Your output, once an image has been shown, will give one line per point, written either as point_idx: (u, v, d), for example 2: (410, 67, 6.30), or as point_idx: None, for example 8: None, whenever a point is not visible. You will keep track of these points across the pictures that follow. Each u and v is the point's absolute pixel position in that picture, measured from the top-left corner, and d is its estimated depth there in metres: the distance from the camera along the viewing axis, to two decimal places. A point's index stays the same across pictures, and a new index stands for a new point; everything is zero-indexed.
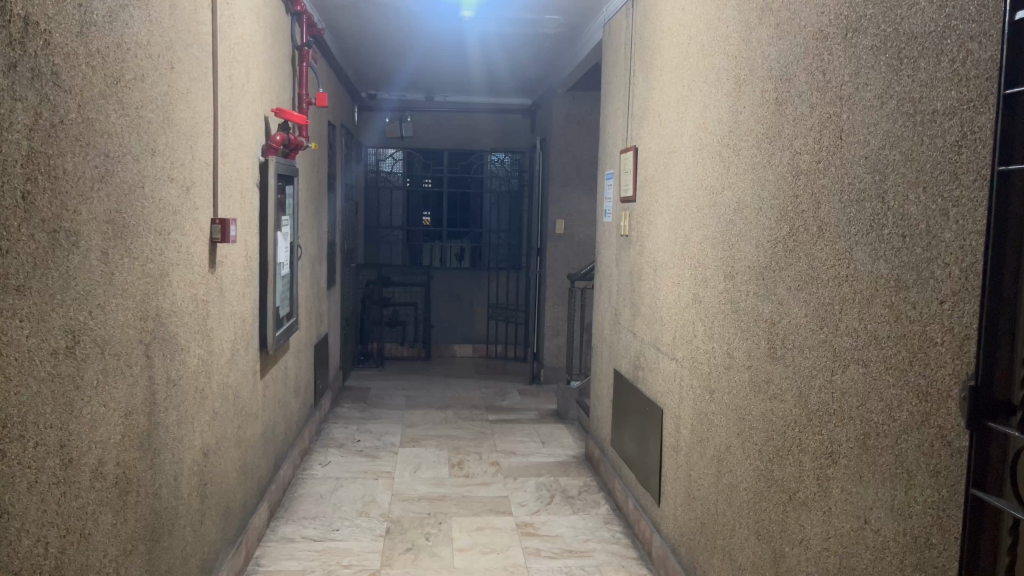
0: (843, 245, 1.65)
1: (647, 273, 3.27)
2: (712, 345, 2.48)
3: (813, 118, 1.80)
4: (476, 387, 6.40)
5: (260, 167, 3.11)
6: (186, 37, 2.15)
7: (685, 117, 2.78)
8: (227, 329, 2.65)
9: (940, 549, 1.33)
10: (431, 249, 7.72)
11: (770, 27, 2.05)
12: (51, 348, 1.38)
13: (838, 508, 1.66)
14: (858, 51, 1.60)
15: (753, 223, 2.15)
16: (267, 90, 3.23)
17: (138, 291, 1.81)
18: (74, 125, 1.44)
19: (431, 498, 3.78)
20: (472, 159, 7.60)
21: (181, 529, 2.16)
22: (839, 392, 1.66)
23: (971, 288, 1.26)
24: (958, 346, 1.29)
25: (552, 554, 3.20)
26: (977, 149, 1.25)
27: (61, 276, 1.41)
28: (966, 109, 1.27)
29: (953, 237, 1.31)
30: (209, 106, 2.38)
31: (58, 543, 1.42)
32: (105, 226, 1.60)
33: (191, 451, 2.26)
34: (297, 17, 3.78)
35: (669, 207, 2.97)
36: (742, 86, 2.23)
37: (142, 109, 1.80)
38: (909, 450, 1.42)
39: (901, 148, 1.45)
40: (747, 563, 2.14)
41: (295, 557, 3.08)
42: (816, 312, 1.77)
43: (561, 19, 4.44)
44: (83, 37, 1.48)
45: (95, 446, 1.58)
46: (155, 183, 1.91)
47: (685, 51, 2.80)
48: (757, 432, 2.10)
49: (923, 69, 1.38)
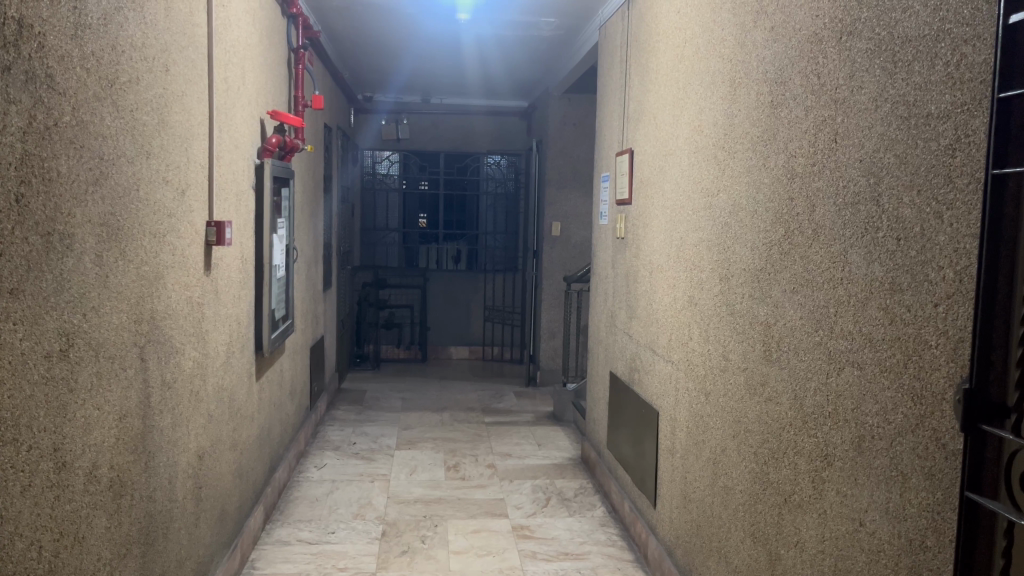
0: (838, 248, 1.65)
1: (643, 276, 3.27)
2: (708, 348, 2.48)
3: (807, 121, 1.80)
4: (472, 389, 6.39)
5: (255, 169, 3.11)
6: (182, 39, 2.15)
7: (681, 119, 2.78)
8: (223, 332, 2.64)
9: (935, 552, 1.33)
10: (427, 251, 7.76)
11: (765, 30, 2.06)
12: (45, 352, 1.38)
13: (833, 510, 1.67)
14: (852, 55, 1.61)
15: (749, 226, 2.15)
16: (262, 92, 3.23)
17: (133, 293, 1.80)
18: (68, 128, 1.44)
19: (427, 501, 3.78)
20: (469, 161, 7.63)
21: (176, 532, 2.16)
22: (833, 394, 1.67)
23: (965, 291, 1.26)
24: (951, 349, 1.30)
25: (548, 557, 3.20)
26: (972, 153, 1.25)
27: (55, 278, 1.41)
28: (961, 112, 1.27)
29: (947, 240, 1.31)
30: (205, 108, 2.37)
31: (52, 547, 1.41)
32: (99, 229, 1.60)
33: (186, 454, 2.25)
34: (293, 20, 3.78)
35: (665, 209, 2.97)
36: (738, 89, 2.23)
37: (137, 111, 1.80)
38: (903, 453, 1.42)
39: (895, 151, 1.45)
40: (743, 565, 2.14)
41: (291, 560, 3.07)
42: (811, 314, 1.77)
43: (556, 21, 4.45)
44: (77, 39, 1.47)
45: (89, 450, 1.57)
46: (150, 186, 1.90)
47: (680, 53, 2.81)
48: (752, 434, 2.11)
49: (917, 72, 1.39)
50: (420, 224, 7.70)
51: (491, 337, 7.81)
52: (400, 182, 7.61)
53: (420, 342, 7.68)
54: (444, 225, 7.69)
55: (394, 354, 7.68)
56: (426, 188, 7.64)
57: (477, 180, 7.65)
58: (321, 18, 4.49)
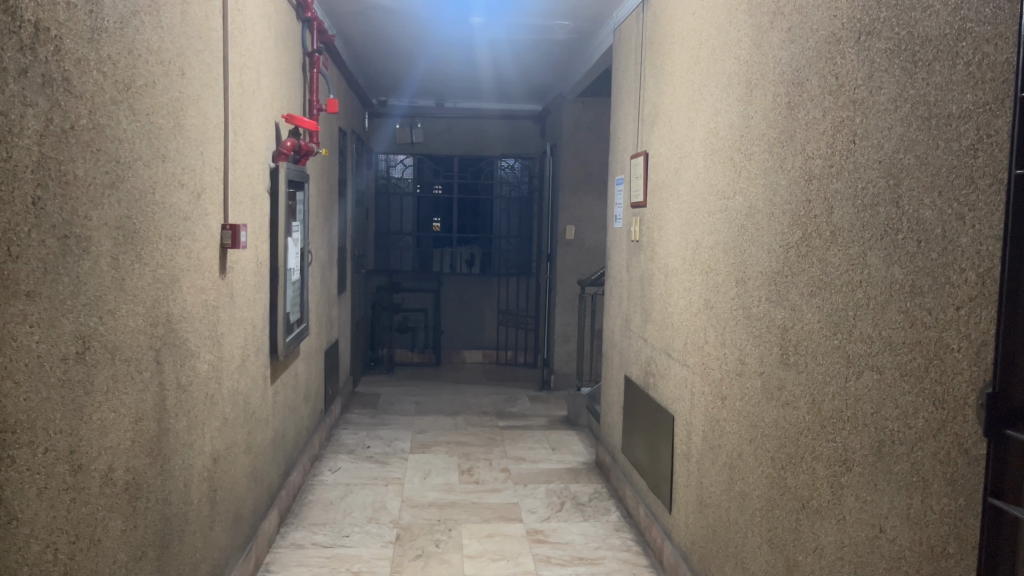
0: (857, 250, 1.63)
1: (658, 278, 3.25)
2: (724, 352, 2.46)
3: (825, 122, 1.78)
4: (487, 393, 6.38)
5: (271, 173, 3.12)
6: (198, 42, 2.16)
7: (696, 121, 2.77)
8: (238, 334, 2.66)
9: (957, 559, 1.31)
10: (441, 255, 7.76)
11: (781, 31, 2.05)
12: (62, 354, 1.39)
13: (852, 516, 1.64)
14: (871, 55, 1.59)
15: (765, 228, 2.14)
16: (278, 97, 3.24)
17: (149, 296, 1.81)
18: (85, 131, 1.45)
19: (441, 505, 3.77)
20: (483, 165, 7.62)
21: (191, 535, 2.16)
22: (852, 399, 1.65)
23: (989, 293, 1.24)
24: (975, 353, 1.27)
25: (562, 562, 3.18)
26: (994, 153, 1.23)
27: (71, 281, 1.42)
28: (983, 112, 1.26)
29: (969, 242, 1.29)
30: (220, 111, 2.38)
31: (69, 550, 1.42)
32: (116, 232, 1.61)
33: (202, 457, 2.26)
34: (308, 24, 3.79)
35: (680, 211, 2.95)
36: (753, 91, 2.23)
37: (153, 114, 1.80)
38: (925, 459, 1.40)
39: (915, 152, 1.43)
40: (759, 570, 2.12)
41: (306, 563, 3.07)
42: (829, 317, 1.75)
43: (571, 24, 4.43)
44: (94, 43, 1.48)
45: (106, 452, 1.58)
46: (167, 189, 1.91)
47: (695, 56, 2.80)
48: (769, 439, 2.09)
49: (938, 72, 1.37)
50: (434, 227, 7.70)
51: (505, 341, 7.79)
52: (414, 187, 7.61)
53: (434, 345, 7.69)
54: (457, 228, 7.69)
55: (408, 357, 7.70)
56: (440, 193, 7.64)
57: (490, 184, 7.64)
58: (335, 23, 4.51)
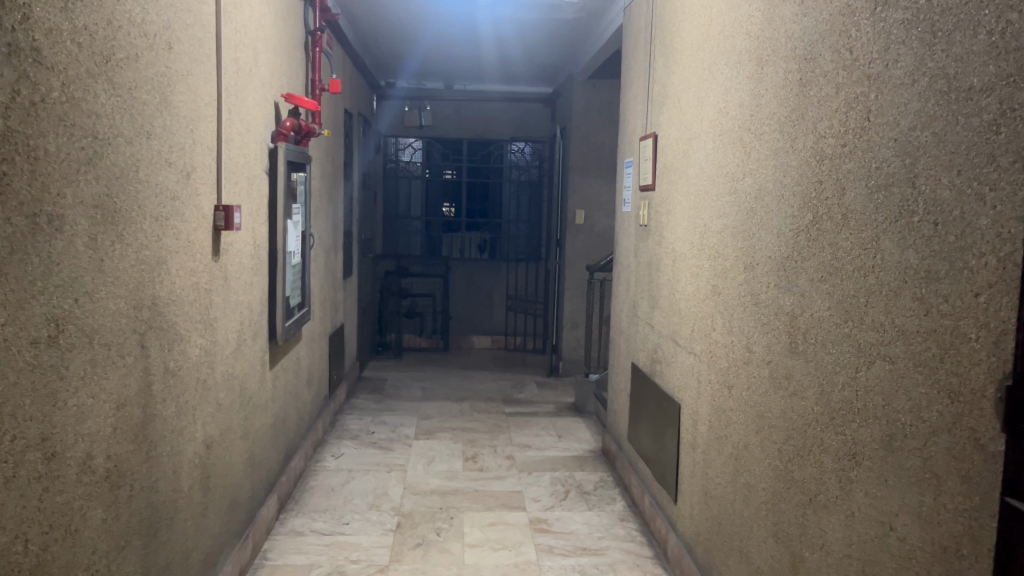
0: (870, 234, 1.55)
1: (666, 264, 3.17)
2: (731, 339, 2.39)
3: (838, 98, 1.69)
4: (494, 379, 6.32)
5: (270, 153, 3.06)
6: (187, 16, 2.09)
7: (706, 98, 2.67)
8: (234, 318, 2.61)
9: (971, 561, 1.23)
10: (451, 240, 7.68)
11: (794, 3, 1.95)
12: (31, 338, 1.33)
13: (861, 512, 1.57)
14: (888, 26, 1.50)
15: (775, 210, 2.05)
16: (276, 75, 3.17)
17: (133, 278, 1.75)
18: (57, 105, 1.38)
19: (444, 492, 3.73)
20: (492, 149, 7.53)
21: (181, 522, 2.11)
22: (863, 390, 1.56)
23: (1009, 279, 1.16)
24: (993, 344, 1.19)
25: (564, 552, 3.12)
26: (1018, 128, 1.14)
27: (43, 262, 1.36)
28: (1005, 84, 1.17)
29: (989, 224, 1.20)
30: (213, 89, 2.31)
31: (40, 541, 1.37)
32: (93, 212, 1.54)
33: (193, 443, 2.20)
34: (310, 2, 3.72)
35: (688, 195, 2.87)
36: (764, 68, 2.13)
37: (136, 90, 1.74)
38: (939, 454, 1.32)
39: (933, 129, 1.34)
40: (764, 566, 2.05)
41: (304, 551, 3.04)
42: (839, 303, 1.67)
43: (580, 3, 4.33)
44: (67, 12, 1.41)
45: (84, 439, 1.52)
46: (152, 167, 1.85)
47: (705, 33, 2.70)
48: (777, 430, 2.01)
49: (957, 43, 1.28)
50: (444, 212, 7.62)
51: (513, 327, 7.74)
52: (422, 170, 7.51)
53: (441, 331, 7.65)
54: (467, 213, 7.61)
55: (416, 343, 7.69)
56: (449, 177, 7.55)
57: (500, 168, 7.54)
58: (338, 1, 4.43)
